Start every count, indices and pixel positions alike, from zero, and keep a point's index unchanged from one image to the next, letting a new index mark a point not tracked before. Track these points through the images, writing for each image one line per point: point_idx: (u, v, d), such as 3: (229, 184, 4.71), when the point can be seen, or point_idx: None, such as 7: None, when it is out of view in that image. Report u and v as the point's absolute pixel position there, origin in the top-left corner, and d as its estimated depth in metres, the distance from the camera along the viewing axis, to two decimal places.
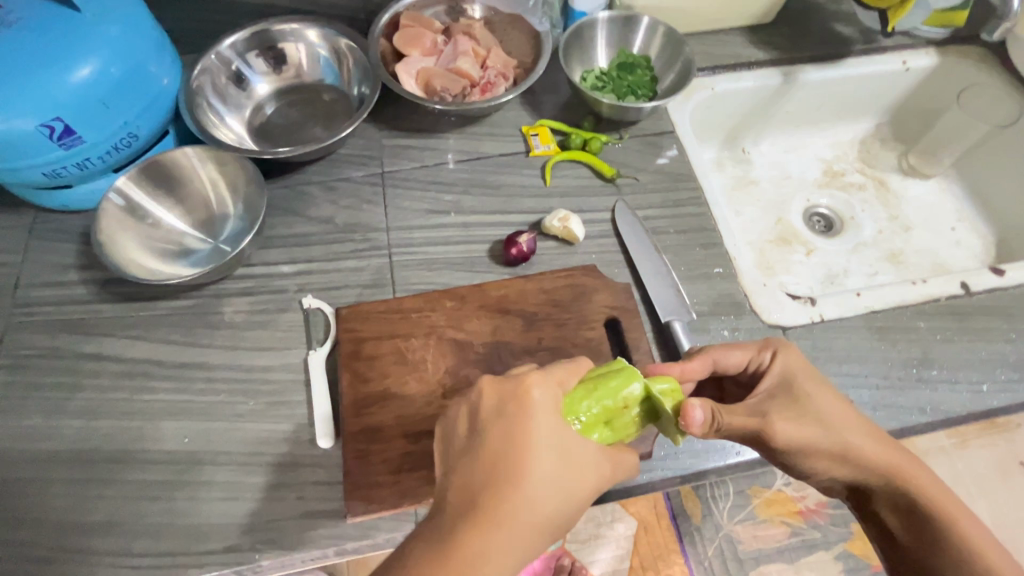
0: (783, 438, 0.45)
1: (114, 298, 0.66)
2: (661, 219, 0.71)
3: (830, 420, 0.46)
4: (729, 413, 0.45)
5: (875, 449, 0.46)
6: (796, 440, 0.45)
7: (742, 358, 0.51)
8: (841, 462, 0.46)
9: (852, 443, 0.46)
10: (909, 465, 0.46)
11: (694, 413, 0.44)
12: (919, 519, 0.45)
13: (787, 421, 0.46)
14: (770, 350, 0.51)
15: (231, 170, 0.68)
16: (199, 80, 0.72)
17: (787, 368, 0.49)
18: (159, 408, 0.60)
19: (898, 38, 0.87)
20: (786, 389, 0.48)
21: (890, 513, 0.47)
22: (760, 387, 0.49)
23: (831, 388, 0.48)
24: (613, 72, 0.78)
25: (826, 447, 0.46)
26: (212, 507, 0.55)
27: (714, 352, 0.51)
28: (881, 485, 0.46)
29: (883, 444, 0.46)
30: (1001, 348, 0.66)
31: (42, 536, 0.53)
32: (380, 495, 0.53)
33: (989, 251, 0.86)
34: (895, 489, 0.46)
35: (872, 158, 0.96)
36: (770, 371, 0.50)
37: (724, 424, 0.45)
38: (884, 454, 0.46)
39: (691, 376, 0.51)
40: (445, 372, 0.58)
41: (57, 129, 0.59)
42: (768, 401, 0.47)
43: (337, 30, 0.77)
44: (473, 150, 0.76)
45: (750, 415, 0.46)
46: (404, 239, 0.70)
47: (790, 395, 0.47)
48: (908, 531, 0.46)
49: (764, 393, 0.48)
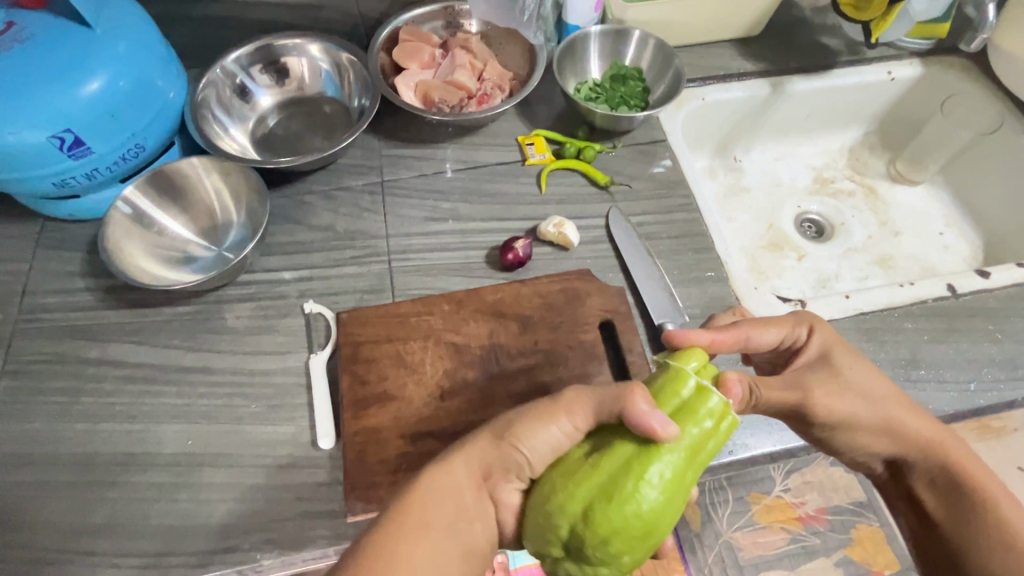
0: (821, 408, 0.49)
1: (119, 304, 0.67)
2: (653, 225, 0.73)
3: (870, 393, 0.50)
4: (767, 387, 0.48)
5: (913, 422, 0.50)
6: (835, 409, 0.48)
7: (777, 335, 0.51)
8: (881, 433, 0.50)
9: (891, 418, 0.49)
10: (947, 441, 0.50)
11: (734, 388, 0.44)
12: (955, 492, 0.49)
13: (827, 394, 0.49)
14: (807, 326, 0.53)
15: (235, 180, 0.70)
16: (204, 92, 0.74)
17: (827, 344, 0.52)
18: (163, 411, 0.61)
19: (882, 49, 0.89)
20: (825, 363, 0.51)
21: (924, 488, 0.51)
22: (798, 362, 0.52)
23: (865, 363, 0.52)
24: (606, 84, 0.80)
25: (865, 417, 0.49)
26: (212, 507, 0.56)
27: (748, 329, 0.51)
28: (920, 458, 0.50)
29: (922, 419, 0.51)
30: (987, 348, 0.67)
31: (44, 537, 0.55)
32: (378, 495, 0.54)
33: (977, 256, 0.87)
34: (932, 460, 0.50)
35: (861, 165, 0.98)
36: (809, 348, 0.52)
37: (761, 398, 0.48)
38: (922, 430, 0.50)
39: (722, 347, 0.49)
40: (442, 375, 0.60)
41: (67, 141, 0.61)
42: (806, 372, 0.50)
43: (338, 45, 0.79)
44: (470, 159, 0.78)
45: (786, 388, 0.49)
46: (402, 246, 0.71)
47: (830, 369, 0.50)
48: (943, 506, 0.49)
49: (800, 368, 0.51)
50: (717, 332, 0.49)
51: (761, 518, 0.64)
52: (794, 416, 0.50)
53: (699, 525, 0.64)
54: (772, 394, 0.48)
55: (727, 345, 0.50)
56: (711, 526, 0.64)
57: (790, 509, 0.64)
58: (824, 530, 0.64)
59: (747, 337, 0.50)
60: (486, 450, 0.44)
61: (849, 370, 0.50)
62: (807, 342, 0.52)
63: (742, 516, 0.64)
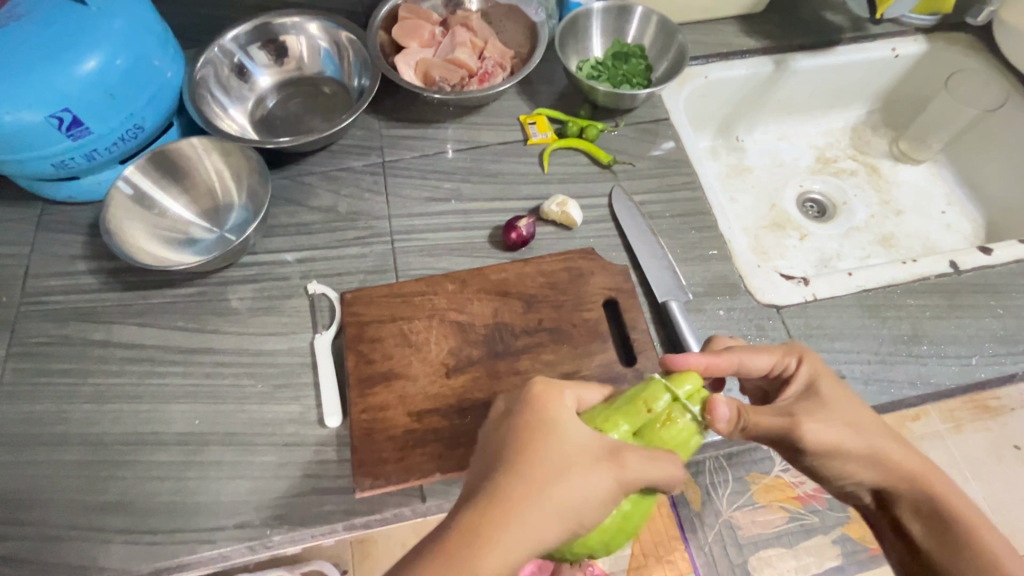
0: (812, 438, 0.45)
1: (122, 286, 0.67)
2: (656, 204, 0.73)
3: (856, 423, 0.47)
4: (757, 411, 0.46)
5: (901, 452, 0.46)
6: (824, 440, 0.45)
7: (767, 362, 0.49)
8: (870, 465, 0.46)
9: (881, 447, 0.46)
10: (934, 473, 0.46)
11: (721, 410, 0.45)
12: (943, 525, 0.45)
13: (815, 423, 0.46)
14: (794, 354, 0.50)
15: (235, 160, 0.70)
16: (202, 72, 0.74)
17: (813, 370, 0.49)
18: (168, 391, 0.61)
19: (886, 25, 0.89)
20: (810, 391, 0.48)
21: (913, 519, 0.47)
22: (786, 393, 0.49)
23: (850, 394, 0.48)
24: (608, 62, 0.79)
25: (854, 449, 0.46)
26: (220, 485, 0.56)
27: (740, 354, 0.49)
28: (905, 489, 0.46)
29: (907, 448, 0.47)
30: (988, 323, 0.68)
31: (53, 516, 0.55)
32: (385, 471, 0.54)
33: (979, 234, 0.87)
34: (918, 491, 0.46)
35: (864, 144, 0.98)
36: (797, 376, 0.49)
37: (750, 424, 0.46)
38: (909, 460, 0.46)
39: (715, 371, 0.49)
40: (447, 353, 0.60)
41: (65, 120, 0.61)
42: (796, 403, 0.48)
43: (337, 23, 0.78)
44: (472, 139, 0.78)
45: (778, 414, 0.46)
46: (405, 226, 0.71)
47: (815, 397, 0.48)
48: (936, 539, 0.45)
49: (791, 397, 0.49)
50: (711, 357, 0.49)
51: (760, 497, 0.64)
52: (784, 446, 0.47)
53: (700, 504, 0.64)
54: (762, 420, 0.46)
55: (719, 370, 0.49)
56: (710, 505, 0.64)
57: (788, 488, 0.64)
58: (821, 509, 0.64)
59: (738, 361, 0.49)
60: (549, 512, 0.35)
61: (834, 399, 0.48)
62: (796, 369, 0.50)
63: (741, 495, 0.64)
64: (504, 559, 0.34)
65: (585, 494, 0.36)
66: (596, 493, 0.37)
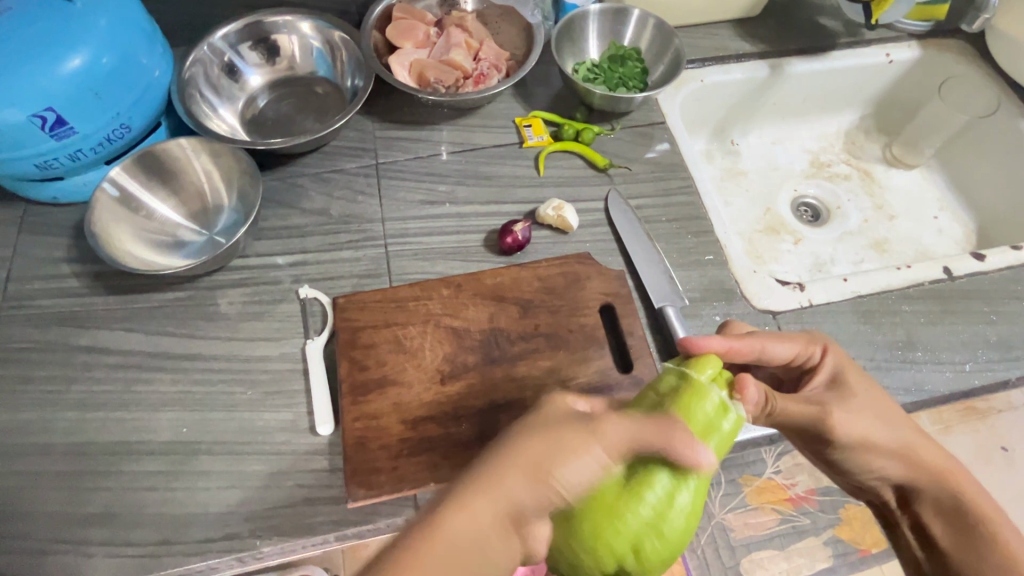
0: (840, 428, 0.47)
1: (107, 290, 0.66)
2: (653, 208, 0.72)
3: (883, 417, 0.48)
4: (784, 398, 0.47)
5: (929, 450, 0.49)
6: (851, 431, 0.47)
7: (792, 351, 0.51)
8: (896, 458, 0.48)
9: (908, 441, 0.48)
10: (959, 472, 0.48)
11: (748, 390, 0.43)
12: (964, 523, 0.46)
13: (846, 415, 0.47)
14: (819, 346, 0.52)
15: (225, 161, 0.68)
16: (192, 70, 0.72)
17: (839, 363, 0.51)
18: (156, 399, 0.59)
19: (880, 30, 0.89)
20: (836, 382, 0.50)
21: (933, 518, 0.48)
22: (812, 384, 0.51)
23: (877, 391, 0.51)
24: (604, 65, 0.79)
25: (882, 442, 0.47)
26: (209, 496, 0.55)
27: (764, 340, 0.50)
28: (930, 485, 0.48)
29: (935, 447, 0.49)
30: (981, 329, 0.68)
31: (37, 528, 0.53)
32: (379, 481, 0.53)
33: (970, 239, 0.88)
34: (942, 487, 0.48)
35: (857, 149, 0.98)
36: (821, 369, 0.51)
37: (778, 408, 0.46)
38: (933, 458, 0.49)
39: (737, 355, 0.49)
40: (442, 360, 0.59)
41: (49, 120, 0.59)
42: (823, 393, 0.49)
43: (330, 22, 0.77)
44: (467, 141, 0.77)
45: (806, 403, 0.47)
46: (399, 230, 0.70)
47: (840, 390, 0.49)
48: (951, 536, 0.47)
49: (815, 387, 0.50)
50: (734, 341, 0.49)
51: (753, 499, 0.63)
52: (809, 434, 0.48)
53: None
54: (791, 406, 0.47)
55: (741, 355, 0.49)
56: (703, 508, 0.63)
57: (780, 490, 0.64)
58: (814, 510, 0.63)
59: (762, 348, 0.50)
60: (517, 486, 0.38)
61: (862, 392, 0.49)
62: (820, 361, 0.52)
63: (734, 499, 0.63)
64: (495, 540, 0.37)
65: (565, 473, 0.38)
66: (576, 471, 0.38)
